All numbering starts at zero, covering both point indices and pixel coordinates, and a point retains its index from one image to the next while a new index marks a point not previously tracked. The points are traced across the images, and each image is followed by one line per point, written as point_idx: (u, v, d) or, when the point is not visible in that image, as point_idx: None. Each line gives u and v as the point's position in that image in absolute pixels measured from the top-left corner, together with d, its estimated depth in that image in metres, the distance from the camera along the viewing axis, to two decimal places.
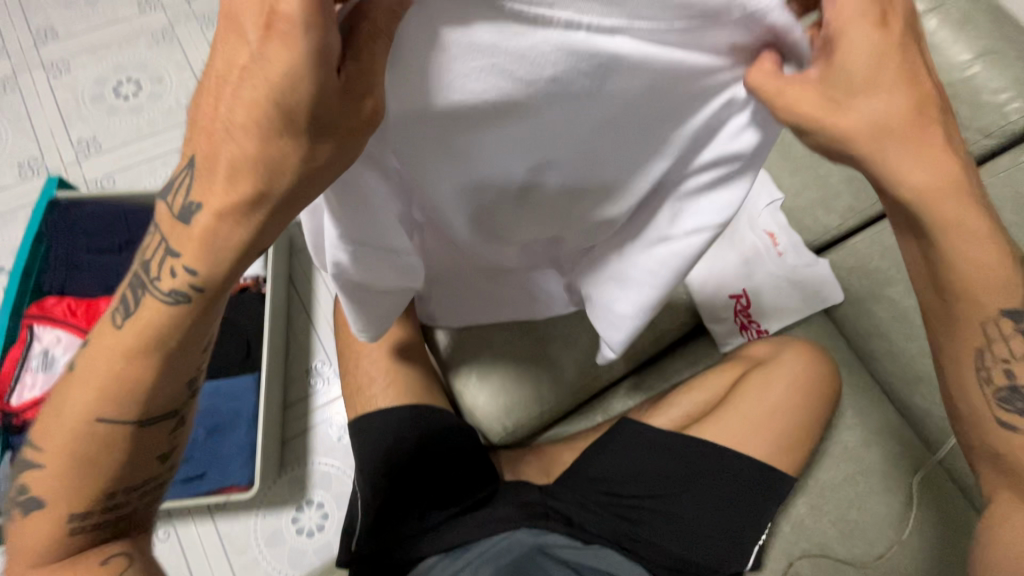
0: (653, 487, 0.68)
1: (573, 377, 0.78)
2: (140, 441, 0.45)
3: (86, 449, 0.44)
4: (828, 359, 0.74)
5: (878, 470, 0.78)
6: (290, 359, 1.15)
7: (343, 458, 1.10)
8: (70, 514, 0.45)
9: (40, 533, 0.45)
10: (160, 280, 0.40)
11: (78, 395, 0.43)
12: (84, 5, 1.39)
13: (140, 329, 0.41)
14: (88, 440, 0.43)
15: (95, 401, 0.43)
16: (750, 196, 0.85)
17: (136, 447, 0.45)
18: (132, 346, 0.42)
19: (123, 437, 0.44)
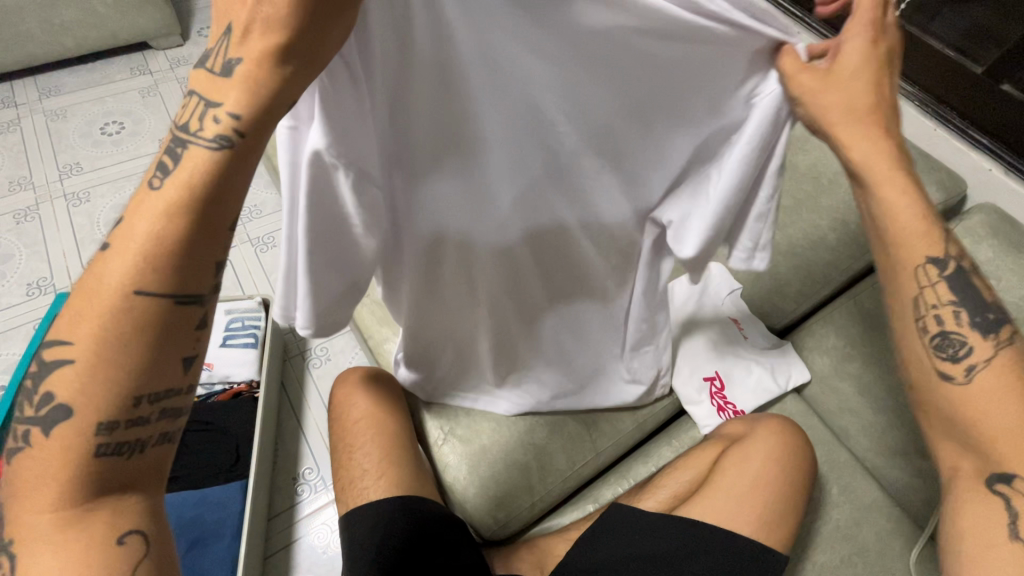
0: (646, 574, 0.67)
1: (561, 463, 0.80)
2: (169, 330, 0.36)
3: (97, 353, 0.35)
4: (800, 432, 0.77)
5: (873, 549, 0.78)
6: (278, 467, 1.14)
7: (328, 574, 1.04)
8: (95, 426, 0.35)
9: (49, 480, 0.36)
10: (202, 131, 0.36)
11: (110, 264, 0.35)
12: (109, 144, 1.56)
13: (184, 185, 0.35)
14: (119, 318, 0.35)
15: (112, 273, 0.35)
16: (711, 286, 0.93)
17: (165, 339, 0.36)
18: (177, 202, 0.35)
19: (155, 319, 0.35)
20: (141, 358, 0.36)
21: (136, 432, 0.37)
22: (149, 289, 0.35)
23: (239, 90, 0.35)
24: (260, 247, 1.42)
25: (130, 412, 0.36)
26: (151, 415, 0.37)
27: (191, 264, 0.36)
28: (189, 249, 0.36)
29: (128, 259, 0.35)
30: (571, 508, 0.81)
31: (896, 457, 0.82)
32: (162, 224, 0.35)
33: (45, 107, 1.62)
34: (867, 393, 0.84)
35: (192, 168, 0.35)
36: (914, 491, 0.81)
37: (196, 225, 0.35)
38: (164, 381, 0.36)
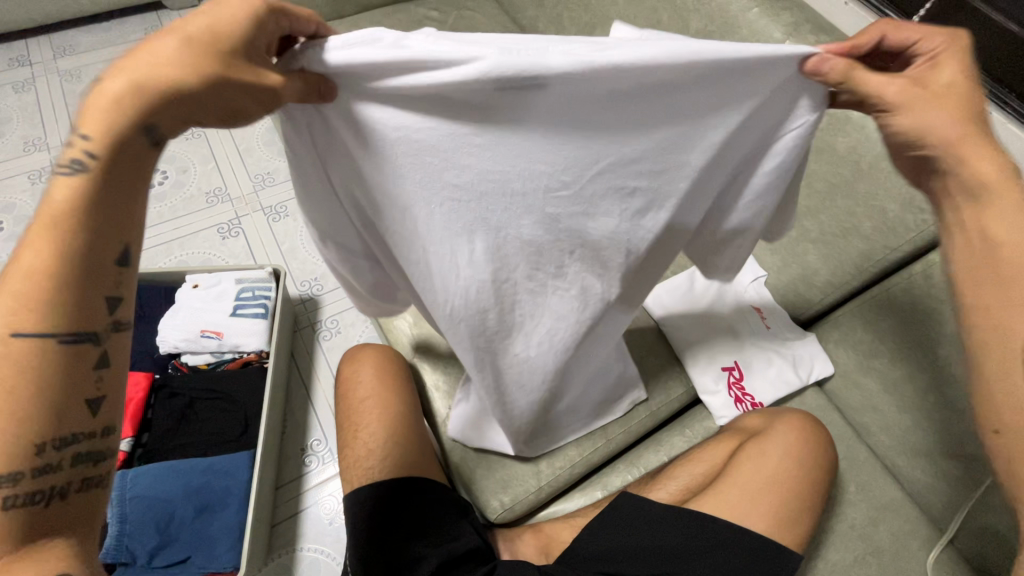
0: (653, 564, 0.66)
1: (570, 448, 0.78)
2: (70, 369, 0.37)
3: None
4: (820, 429, 0.75)
5: (888, 551, 0.75)
6: (286, 437, 1.14)
7: (333, 544, 1.05)
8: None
9: None
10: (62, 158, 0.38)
11: None
12: None
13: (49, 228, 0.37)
14: (11, 370, 0.35)
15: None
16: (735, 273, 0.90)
17: (66, 377, 0.37)
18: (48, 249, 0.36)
19: (49, 361, 0.36)
20: (39, 402, 0.36)
21: (47, 480, 0.36)
22: (31, 330, 0.35)
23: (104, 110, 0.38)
24: (271, 216, 1.40)
25: (34, 460, 0.35)
26: (56, 462, 0.36)
27: (78, 291, 0.37)
28: (73, 286, 0.37)
29: (7, 307, 0.36)
30: (578, 494, 0.80)
31: (920, 458, 0.79)
32: (44, 261, 0.36)
33: (59, 67, 1.60)
34: (893, 390, 0.80)
35: (54, 204, 0.37)
36: (937, 494, 0.78)
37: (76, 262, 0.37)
38: (68, 421, 0.36)
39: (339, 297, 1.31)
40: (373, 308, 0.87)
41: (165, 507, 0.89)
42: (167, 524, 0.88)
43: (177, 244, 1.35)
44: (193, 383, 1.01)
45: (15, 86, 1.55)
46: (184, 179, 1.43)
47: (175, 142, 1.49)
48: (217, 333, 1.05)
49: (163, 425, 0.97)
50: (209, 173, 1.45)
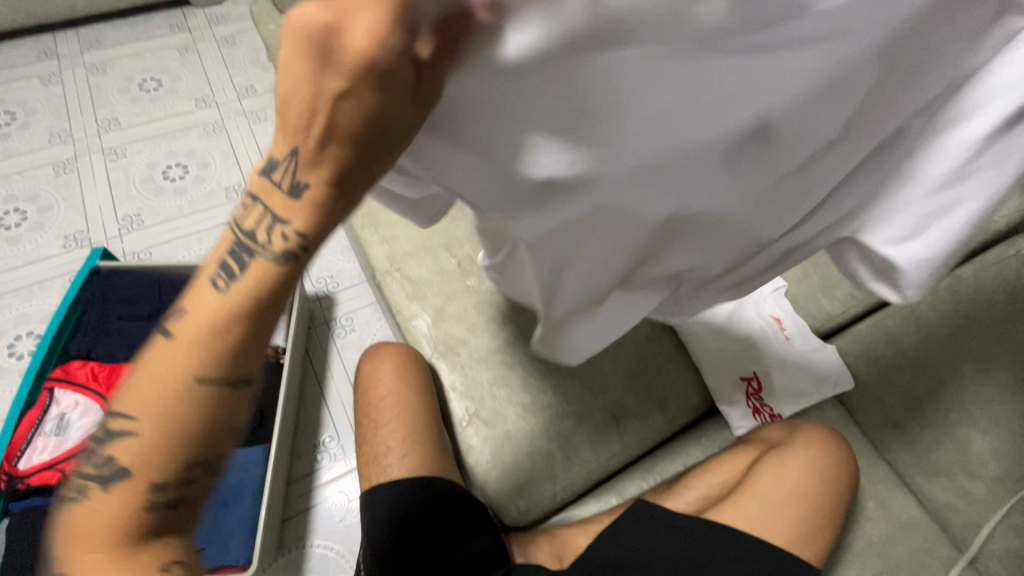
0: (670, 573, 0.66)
1: (585, 454, 0.78)
2: (222, 412, 0.36)
3: (162, 425, 0.35)
4: (843, 443, 0.74)
5: (906, 570, 0.74)
6: (300, 433, 1.15)
7: (343, 541, 1.05)
8: (149, 486, 0.36)
9: (110, 515, 0.37)
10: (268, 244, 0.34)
11: (171, 348, 0.35)
12: (147, 101, 1.56)
13: (251, 289, 0.34)
14: (179, 400, 0.35)
15: (176, 358, 0.35)
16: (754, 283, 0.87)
17: (217, 418, 0.36)
18: (240, 299, 0.34)
19: (214, 401, 0.35)
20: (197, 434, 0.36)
21: (185, 492, 0.37)
22: (207, 378, 0.35)
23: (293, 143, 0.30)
24: None
25: (179, 476, 0.36)
26: (179, 482, 0.36)
27: (242, 353, 0.35)
28: (245, 341, 0.35)
29: (183, 351, 0.35)
30: (593, 500, 0.80)
31: (941, 476, 0.77)
32: (213, 332, 0.34)
33: (87, 61, 1.63)
34: (916, 407, 0.79)
35: (240, 288, 0.34)
36: (956, 513, 0.76)
37: (254, 323, 0.35)
38: (214, 450, 0.37)
39: (354, 296, 1.32)
40: (391, 308, 0.86)
41: None
42: None
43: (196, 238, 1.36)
44: None
45: (42, 79, 1.58)
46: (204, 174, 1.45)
47: (197, 138, 1.51)
48: None
49: None
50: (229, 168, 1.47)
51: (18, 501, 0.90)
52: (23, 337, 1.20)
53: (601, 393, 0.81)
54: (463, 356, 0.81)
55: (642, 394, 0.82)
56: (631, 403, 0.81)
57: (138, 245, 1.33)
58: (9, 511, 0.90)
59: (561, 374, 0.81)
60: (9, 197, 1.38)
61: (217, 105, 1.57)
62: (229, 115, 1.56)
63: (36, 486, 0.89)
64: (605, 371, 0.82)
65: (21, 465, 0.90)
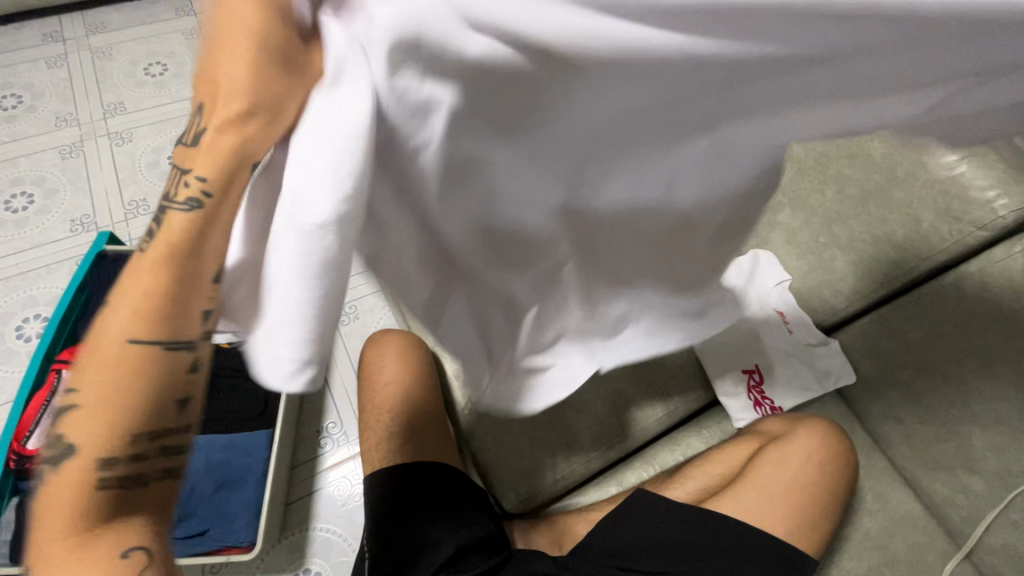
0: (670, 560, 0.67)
1: (586, 443, 0.79)
2: (166, 379, 0.36)
3: (104, 398, 0.36)
4: (841, 435, 0.75)
5: (902, 562, 0.75)
6: (303, 419, 1.16)
7: (345, 525, 1.07)
8: (96, 463, 0.36)
9: (64, 497, 0.37)
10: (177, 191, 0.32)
11: (109, 318, 0.35)
12: (152, 86, 1.56)
13: (166, 238, 0.33)
14: (116, 369, 0.35)
15: (111, 329, 0.35)
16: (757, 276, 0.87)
17: (162, 382, 0.36)
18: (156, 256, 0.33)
19: (152, 369, 0.35)
20: (144, 405, 0.36)
21: (140, 466, 0.37)
22: (141, 342, 0.34)
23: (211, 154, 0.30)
24: None
25: (129, 451, 0.37)
26: (153, 452, 0.38)
27: (176, 318, 0.34)
28: (177, 305, 0.34)
29: (120, 318, 0.34)
30: (593, 488, 0.81)
31: (941, 471, 0.78)
32: (142, 305, 0.34)
33: (92, 44, 1.62)
34: (917, 402, 0.79)
35: (156, 248, 0.33)
36: (955, 507, 0.77)
37: (175, 287, 0.33)
38: (163, 423, 0.37)
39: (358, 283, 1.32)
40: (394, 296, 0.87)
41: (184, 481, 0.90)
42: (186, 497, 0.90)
43: None
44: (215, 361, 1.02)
45: (47, 62, 1.58)
46: None
47: None
48: None
49: None
50: None
51: (27, 480, 0.91)
52: (31, 319, 1.21)
53: (604, 383, 0.81)
54: None
55: (643, 385, 0.82)
56: (633, 394, 0.82)
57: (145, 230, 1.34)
58: (19, 489, 0.92)
59: None
60: (15, 180, 1.38)
61: None
62: None
63: None
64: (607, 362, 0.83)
65: (29, 445, 0.91)
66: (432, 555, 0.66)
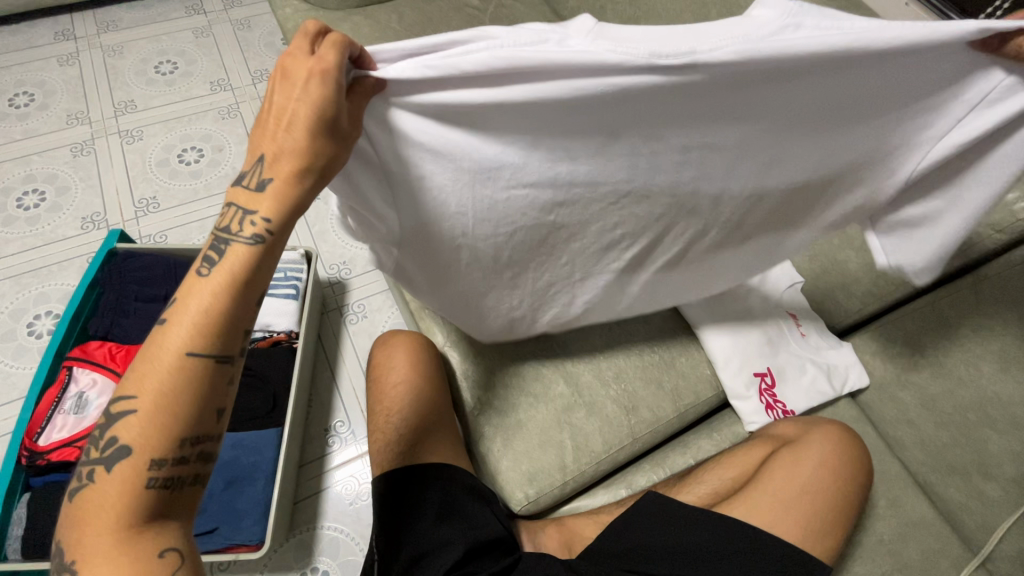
0: (682, 564, 0.67)
1: (596, 445, 0.78)
2: (214, 384, 0.42)
3: (166, 397, 0.41)
4: (854, 441, 0.75)
5: (916, 568, 0.74)
6: (311, 417, 1.16)
7: (353, 524, 1.07)
8: (149, 460, 0.40)
9: (113, 496, 0.40)
10: (239, 229, 0.44)
11: (175, 328, 0.42)
12: (163, 84, 1.57)
13: (228, 270, 0.43)
14: (178, 375, 0.41)
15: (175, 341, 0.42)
16: (769, 279, 0.86)
17: (211, 389, 0.42)
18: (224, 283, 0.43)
19: (207, 374, 0.42)
20: (196, 409, 0.42)
21: (181, 469, 0.41)
22: (203, 349, 0.41)
23: (278, 197, 0.43)
24: None
25: (176, 450, 0.41)
26: (193, 457, 0.42)
27: (232, 333, 0.43)
28: (237, 319, 0.43)
29: (188, 330, 0.41)
30: (602, 491, 0.80)
31: (956, 477, 0.77)
32: (208, 316, 0.42)
33: (102, 42, 1.63)
34: (932, 406, 0.78)
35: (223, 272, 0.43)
36: (971, 514, 0.76)
37: (239, 307, 0.43)
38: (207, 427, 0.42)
39: (366, 282, 1.33)
40: (403, 295, 0.87)
41: None
42: None
43: (211, 221, 1.38)
44: None
45: (59, 60, 1.59)
46: (219, 157, 1.47)
47: (211, 121, 1.51)
48: None
49: None
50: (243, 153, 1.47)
51: (37, 477, 0.92)
52: (42, 316, 1.22)
53: (613, 384, 0.81)
54: (476, 344, 0.82)
55: (654, 387, 0.82)
56: (642, 398, 0.81)
57: (154, 228, 1.34)
58: (29, 485, 0.92)
59: (592, 364, 0.82)
60: (27, 178, 1.39)
61: (232, 89, 1.57)
62: (244, 99, 1.56)
63: (56, 462, 0.91)
64: (618, 364, 0.82)
65: (41, 442, 0.92)
66: (442, 555, 0.65)
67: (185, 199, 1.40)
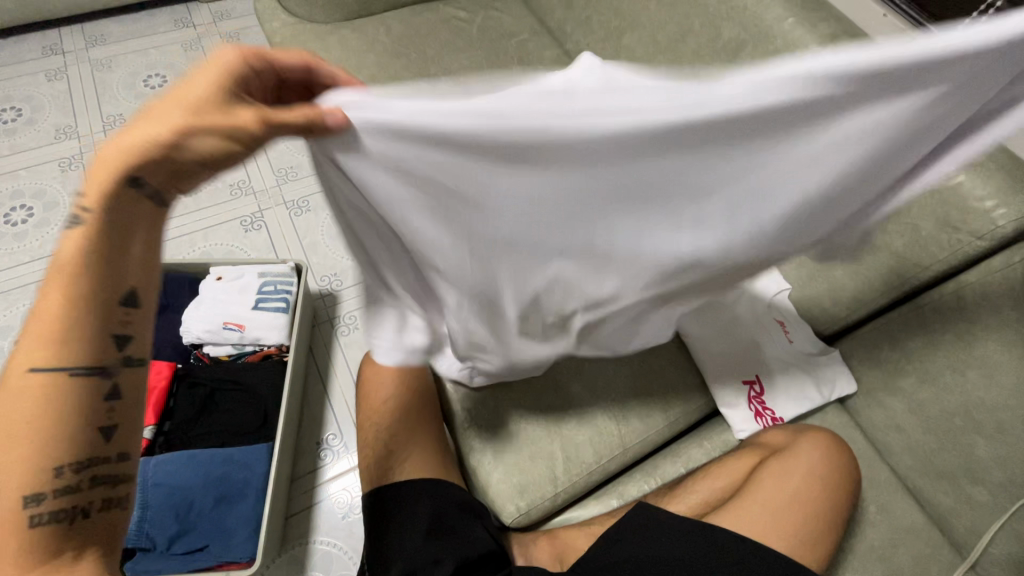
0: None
1: (588, 456, 0.78)
2: (81, 403, 0.42)
3: (36, 425, 0.41)
4: (843, 448, 0.76)
5: (907, 574, 0.75)
6: (303, 431, 1.15)
7: (345, 538, 1.06)
8: (25, 497, 0.40)
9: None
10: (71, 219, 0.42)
11: (21, 348, 0.42)
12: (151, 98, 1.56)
13: (62, 270, 0.42)
14: (29, 398, 0.41)
15: (23, 360, 0.42)
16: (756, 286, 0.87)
17: (76, 408, 0.42)
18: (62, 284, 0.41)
19: (60, 394, 0.41)
20: (69, 430, 0.42)
21: (70, 499, 0.42)
22: (49, 367, 0.41)
23: (105, 171, 0.40)
24: (294, 211, 1.43)
25: (55, 482, 0.41)
26: (80, 480, 0.43)
27: (76, 341, 0.42)
28: (88, 329, 0.43)
29: (33, 346, 0.41)
30: (594, 502, 0.80)
31: (945, 481, 0.77)
32: (59, 319, 0.42)
33: (91, 56, 1.63)
34: (920, 412, 0.79)
35: (59, 269, 0.42)
36: (960, 517, 0.76)
37: (83, 314, 0.42)
38: (86, 448, 0.43)
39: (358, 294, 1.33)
40: None
41: (185, 494, 0.89)
42: (186, 512, 0.89)
43: (201, 235, 1.38)
44: (217, 377, 1.04)
45: (47, 75, 1.58)
46: None
47: None
48: (239, 326, 1.06)
49: (185, 413, 1.01)
50: None
51: None
52: None
53: (604, 394, 0.81)
54: None
55: (644, 396, 0.82)
56: (632, 408, 0.81)
57: None
58: None
59: (581, 375, 0.82)
60: (14, 193, 1.39)
61: None
62: None
63: None
64: (609, 374, 0.82)
65: None
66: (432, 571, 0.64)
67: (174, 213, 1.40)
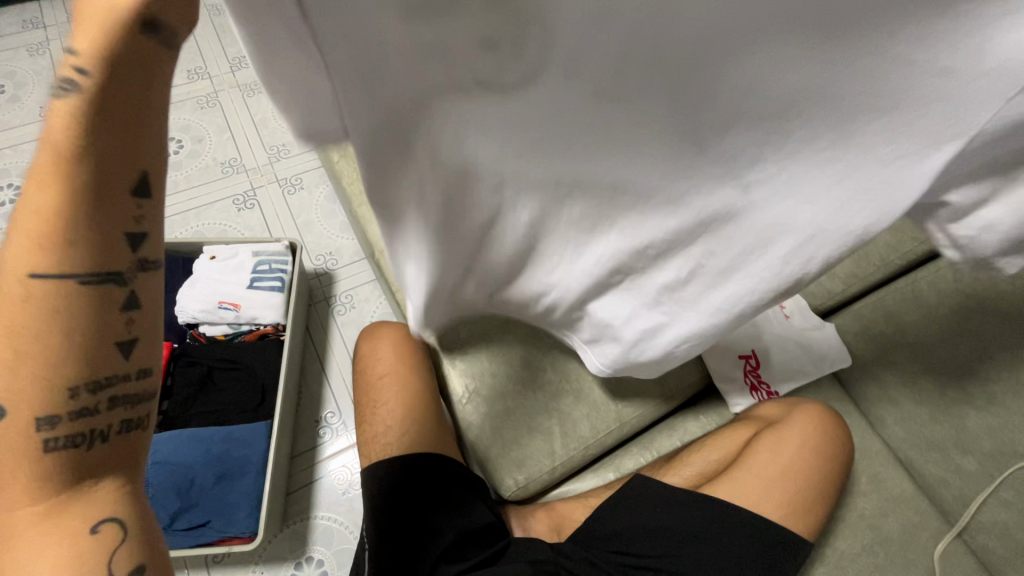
0: (664, 545, 0.70)
1: (585, 431, 0.79)
2: (98, 316, 0.33)
3: (38, 343, 0.32)
4: (837, 421, 0.77)
5: (897, 541, 0.77)
6: (302, 409, 1.16)
7: (346, 513, 1.08)
8: (37, 420, 0.33)
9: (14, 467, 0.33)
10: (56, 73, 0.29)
11: (15, 246, 0.32)
12: None
13: (51, 143, 0.30)
14: (32, 307, 0.32)
15: (16, 263, 0.32)
16: None
17: (94, 322, 0.33)
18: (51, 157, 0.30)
19: (73, 303, 0.32)
20: (72, 354, 0.33)
21: (84, 424, 0.34)
22: (53, 271, 0.31)
23: (97, 24, 0.28)
24: (287, 190, 1.42)
25: (70, 405, 0.33)
26: (98, 405, 0.34)
27: (88, 240, 0.32)
28: (96, 220, 0.32)
29: (26, 248, 0.31)
30: (591, 475, 0.81)
31: (936, 452, 0.79)
32: (45, 215, 0.31)
33: None
34: (913, 385, 0.80)
35: (46, 153, 0.30)
36: (948, 487, 0.78)
37: (86, 203, 0.31)
38: (103, 368, 0.34)
39: (353, 274, 1.32)
40: (389, 285, 0.87)
41: (185, 470, 0.90)
42: (187, 489, 0.89)
43: (193, 215, 1.36)
44: (214, 355, 1.04)
45: (30, 50, 1.54)
46: (200, 148, 1.44)
47: (190, 111, 1.48)
48: (235, 305, 1.06)
49: (183, 393, 1.01)
50: (224, 143, 1.45)
51: None
52: None
53: None
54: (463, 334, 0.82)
55: None
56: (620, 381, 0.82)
57: None
58: None
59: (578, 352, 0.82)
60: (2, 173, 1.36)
61: (211, 77, 1.54)
62: (223, 87, 1.53)
63: None
64: None
65: None
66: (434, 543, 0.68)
67: (165, 192, 1.38)
